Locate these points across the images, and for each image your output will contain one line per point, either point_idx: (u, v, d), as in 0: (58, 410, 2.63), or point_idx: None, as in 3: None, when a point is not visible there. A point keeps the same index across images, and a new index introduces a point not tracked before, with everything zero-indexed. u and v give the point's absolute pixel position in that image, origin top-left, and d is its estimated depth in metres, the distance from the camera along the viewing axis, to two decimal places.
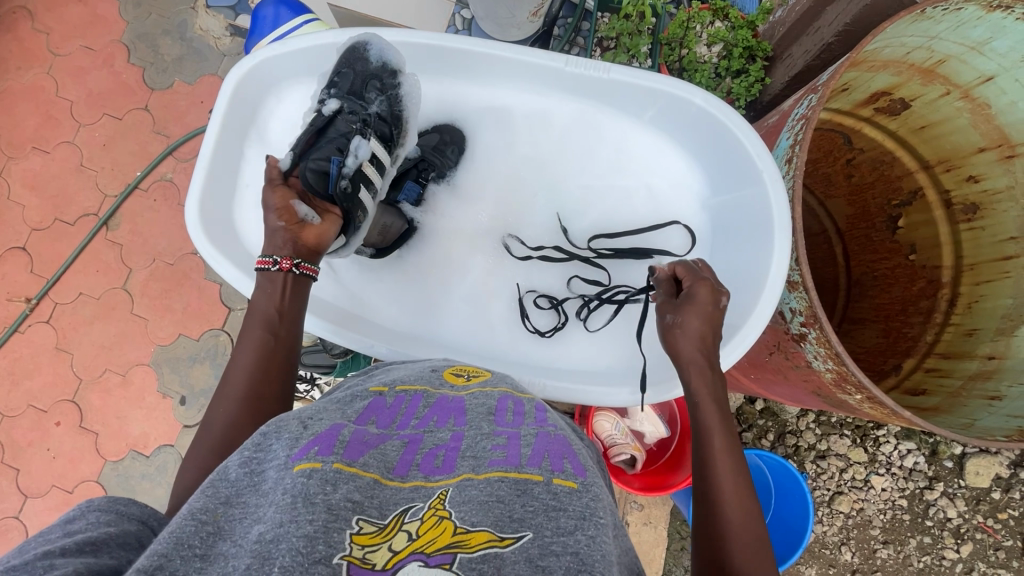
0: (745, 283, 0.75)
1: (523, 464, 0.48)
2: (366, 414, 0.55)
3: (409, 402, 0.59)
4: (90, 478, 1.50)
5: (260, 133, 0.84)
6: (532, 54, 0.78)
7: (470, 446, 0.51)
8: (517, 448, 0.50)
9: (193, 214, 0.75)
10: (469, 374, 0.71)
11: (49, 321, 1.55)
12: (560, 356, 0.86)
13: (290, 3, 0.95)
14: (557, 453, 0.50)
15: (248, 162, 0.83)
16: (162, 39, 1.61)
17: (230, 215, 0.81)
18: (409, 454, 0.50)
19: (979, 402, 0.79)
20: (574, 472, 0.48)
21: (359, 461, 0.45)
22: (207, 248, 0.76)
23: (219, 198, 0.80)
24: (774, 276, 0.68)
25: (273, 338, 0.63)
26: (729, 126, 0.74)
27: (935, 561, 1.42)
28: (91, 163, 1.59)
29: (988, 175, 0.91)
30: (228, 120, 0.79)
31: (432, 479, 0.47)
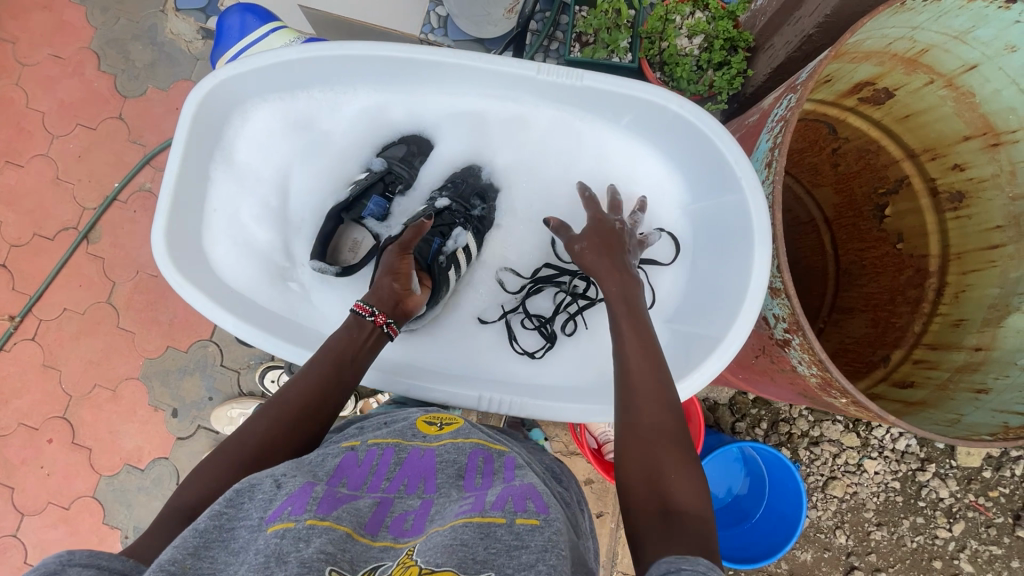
0: (725, 295, 0.73)
1: (487, 509, 0.51)
2: (337, 471, 0.57)
3: (380, 457, 0.62)
4: (86, 493, 1.49)
5: (227, 154, 0.82)
6: (504, 61, 0.75)
7: (438, 510, 0.54)
8: (482, 499, 0.54)
9: (160, 242, 0.74)
10: (442, 423, 0.72)
11: (34, 339, 1.53)
12: (544, 374, 0.84)
13: (257, 10, 0.93)
14: (519, 496, 0.54)
15: (216, 185, 0.81)
16: (132, 44, 1.56)
17: (199, 240, 0.80)
18: (380, 513, 0.53)
19: (966, 395, 0.79)
20: (536, 511, 0.52)
21: (332, 515, 0.48)
22: (175, 277, 0.75)
23: (186, 223, 0.78)
24: (755, 286, 0.67)
25: (336, 377, 0.67)
26: (705, 133, 0.72)
27: (928, 540, 1.43)
28: (66, 176, 1.56)
29: (973, 163, 0.90)
30: (192, 143, 0.77)
31: (402, 541, 0.50)
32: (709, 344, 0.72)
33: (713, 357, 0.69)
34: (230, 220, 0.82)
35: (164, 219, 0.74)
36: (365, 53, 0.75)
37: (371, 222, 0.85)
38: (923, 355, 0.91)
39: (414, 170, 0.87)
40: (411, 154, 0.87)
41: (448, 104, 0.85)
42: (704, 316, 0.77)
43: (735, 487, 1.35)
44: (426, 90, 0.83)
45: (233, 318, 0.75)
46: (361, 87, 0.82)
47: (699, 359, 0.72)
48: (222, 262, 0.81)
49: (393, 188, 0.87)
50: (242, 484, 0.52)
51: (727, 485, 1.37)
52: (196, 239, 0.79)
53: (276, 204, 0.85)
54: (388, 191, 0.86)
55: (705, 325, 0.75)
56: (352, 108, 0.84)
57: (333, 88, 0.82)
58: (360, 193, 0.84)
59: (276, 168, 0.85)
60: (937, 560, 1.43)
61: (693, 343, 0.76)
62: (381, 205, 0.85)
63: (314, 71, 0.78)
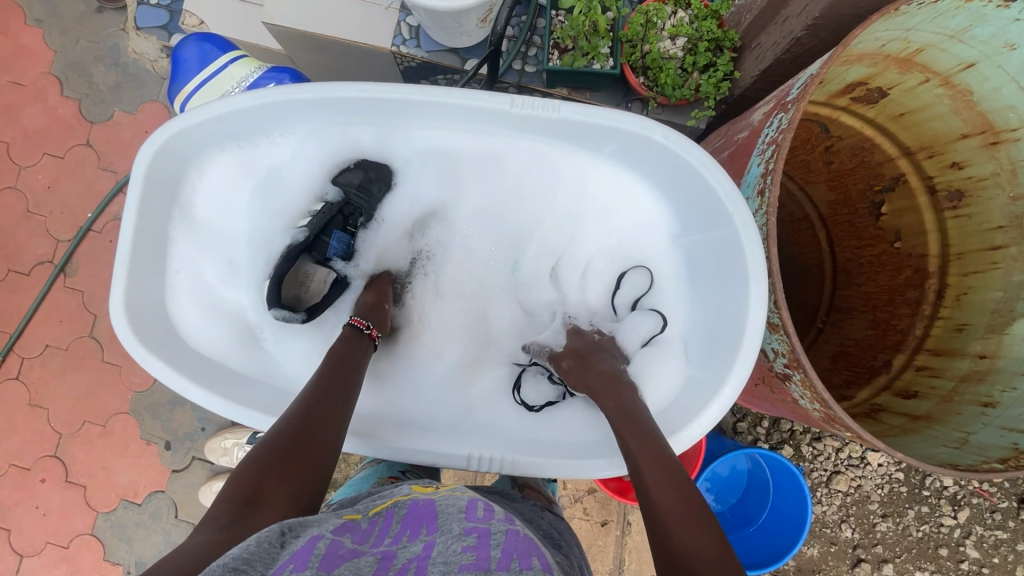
0: (722, 337, 0.70)
1: (492, 569, 0.49)
2: (339, 531, 0.57)
3: (382, 522, 0.61)
4: (84, 531, 1.45)
5: (185, 212, 0.78)
6: (473, 96, 0.71)
7: (441, 552, 0.52)
8: (486, 551, 0.52)
9: (120, 316, 0.70)
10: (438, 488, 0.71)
11: (18, 377, 1.48)
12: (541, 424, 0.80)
13: (215, 39, 0.87)
14: (524, 554, 0.52)
15: (176, 246, 0.78)
16: (94, 66, 1.49)
17: (163, 307, 0.77)
18: (383, 572, 0.51)
19: (973, 410, 0.77)
20: (543, 567, 0.51)
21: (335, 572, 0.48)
22: (139, 351, 0.72)
23: (146, 291, 0.75)
24: (752, 329, 0.64)
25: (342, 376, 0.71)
26: (692, 163, 0.69)
27: (934, 529, 1.41)
28: (37, 208, 1.49)
29: (972, 162, 0.87)
30: (146, 206, 0.73)
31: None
32: (708, 388, 0.69)
33: (713, 405, 0.67)
34: (194, 282, 0.80)
35: (124, 294, 0.71)
36: (323, 96, 0.71)
37: (338, 260, 0.86)
38: (926, 362, 0.89)
39: (372, 198, 0.84)
40: (368, 181, 0.82)
41: (419, 141, 0.80)
42: (702, 356, 0.74)
43: (739, 465, 1.36)
44: (395, 128, 0.79)
45: (204, 391, 0.72)
46: (324, 128, 0.78)
47: (699, 405, 0.69)
48: (189, 327, 0.79)
49: (354, 221, 0.86)
50: (255, 537, 0.49)
51: (731, 463, 1.37)
52: (160, 308, 0.77)
53: (238, 259, 0.83)
54: (349, 226, 0.86)
55: (703, 366, 0.73)
56: (317, 153, 0.81)
57: (291, 133, 0.78)
58: (321, 230, 0.82)
59: (237, 222, 0.82)
60: (943, 547, 1.42)
61: (691, 386, 0.73)
62: (343, 241, 0.84)
63: (269, 118, 0.75)
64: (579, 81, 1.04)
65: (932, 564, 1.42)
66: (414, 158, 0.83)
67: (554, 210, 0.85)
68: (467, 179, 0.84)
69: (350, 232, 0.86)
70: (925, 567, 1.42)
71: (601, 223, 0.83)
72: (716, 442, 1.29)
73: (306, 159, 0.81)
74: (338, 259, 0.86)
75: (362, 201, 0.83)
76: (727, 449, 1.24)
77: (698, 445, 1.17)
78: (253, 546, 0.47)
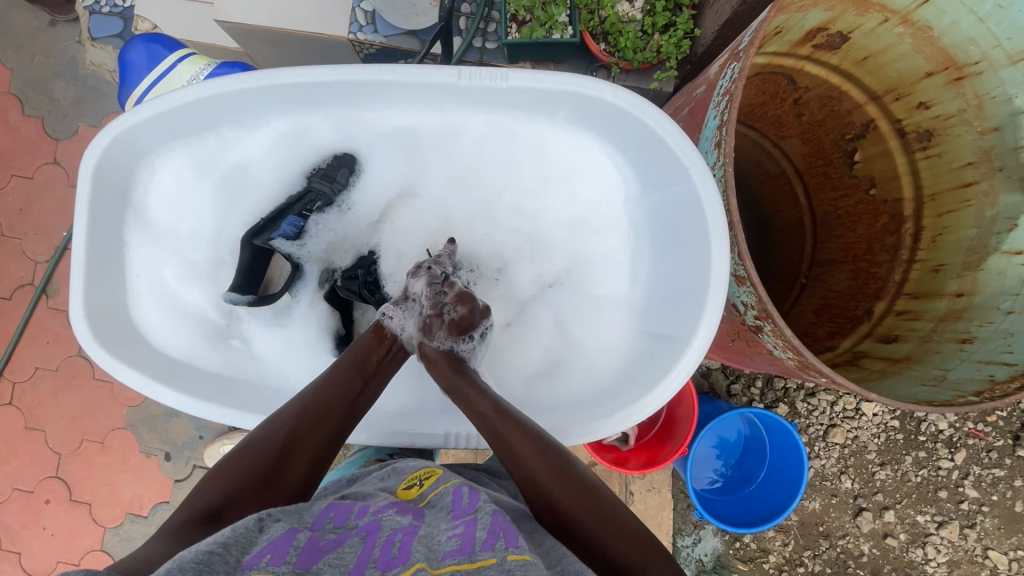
0: (686, 290, 0.72)
1: (476, 552, 0.50)
2: (322, 517, 0.59)
3: (367, 503, 0.63)
4: (93, 548, 1.45)
5: (139, 215, 0.78)
6: (419, 73, 0.70)
7: (425, 536, 0.55)
8: (472, 534, 0.53)
9: (80, 325, 0.71)
10: (421, 481, 0.70)
11: (10, 403, 1.46)
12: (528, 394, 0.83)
13: (162, 39, 0.86)
14: (510, 533, 0.52)
15: (134, 249, 0.78)
16: (53, 82, 1.45)
17: (127, 313, 0.78)
18: (366, 551, 0.53)
19: (951, 346, 0.78)
20: (530, 549, 0.50)
21: (313, 569, 0.48)
22: (103, 357, 0.72)
23: (106, 298, 0.75)
24: (715, 283, 0.66)
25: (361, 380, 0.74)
26: (646, 121, 0.69)
27: (932, 474, 1.41)
28: (11, 231, 1.45)
29: (938, 100, 0.86)
30: (96, 211, 0.72)
31: (388, 573, 0.49)
32: (677, 345, 0.71)
33: (683, 361, 0.69)
34: (157, 286, 0.80)
35: (83, 305, 0.71)
36: (268, 85, 0.70)
37: (283, 242, 0.85)
38: (905, 305, 0.89)
39: (336, 185, 0.85)
40: (332, 169, 0.84)
41: (376, 122, 0.80)
42: (669, 314, 0.75)
43: (726, 435, 1.40)
44: (350, 111, 0.78)
45: (175, 394, 0.73)
46: (278, 119, 0.78)
47: (669, 362, 0.71)
48: (154, 331, 0.80)
49: (313, 206, 0.86)
50: (230, 527, 0.51)
51: (719, 434, 1.39)
52: (124, 315, 0.77)
53: (200, 259, 0.83)
54: (306, 210, 0.86)
55: (672, 324, 0.74)
56: (278, 146, 0.81)
57: (240, 126, 0.78)
58: (277, 215, 0.84)
59: (196, 221, 0.82)
60: (943, 490, 1.41)
61: (661, 345, 0.75)
62: (296, 225, 0.84)
63: (216, 112, 0.74)
64: (541, 52, 1.01)
65: (933, 507, 1.41)
66: (376, 140, 0.83)
67: (517, 177, 0.85)
68: (429, 155, 0.85)
69: (306, 217, 0.86)
70: (927, 511, 1.41)
71: (564, 190, 0.84)
72: (710, 405, 1.29)
73: (263, 151, 0.81)
74: (283, 240, 0.84)
75: (323, 187, 0.84)
76: (721, 411, 1.24)
77: (691, 410, 1.17)
78: (231, 531, 0.49)
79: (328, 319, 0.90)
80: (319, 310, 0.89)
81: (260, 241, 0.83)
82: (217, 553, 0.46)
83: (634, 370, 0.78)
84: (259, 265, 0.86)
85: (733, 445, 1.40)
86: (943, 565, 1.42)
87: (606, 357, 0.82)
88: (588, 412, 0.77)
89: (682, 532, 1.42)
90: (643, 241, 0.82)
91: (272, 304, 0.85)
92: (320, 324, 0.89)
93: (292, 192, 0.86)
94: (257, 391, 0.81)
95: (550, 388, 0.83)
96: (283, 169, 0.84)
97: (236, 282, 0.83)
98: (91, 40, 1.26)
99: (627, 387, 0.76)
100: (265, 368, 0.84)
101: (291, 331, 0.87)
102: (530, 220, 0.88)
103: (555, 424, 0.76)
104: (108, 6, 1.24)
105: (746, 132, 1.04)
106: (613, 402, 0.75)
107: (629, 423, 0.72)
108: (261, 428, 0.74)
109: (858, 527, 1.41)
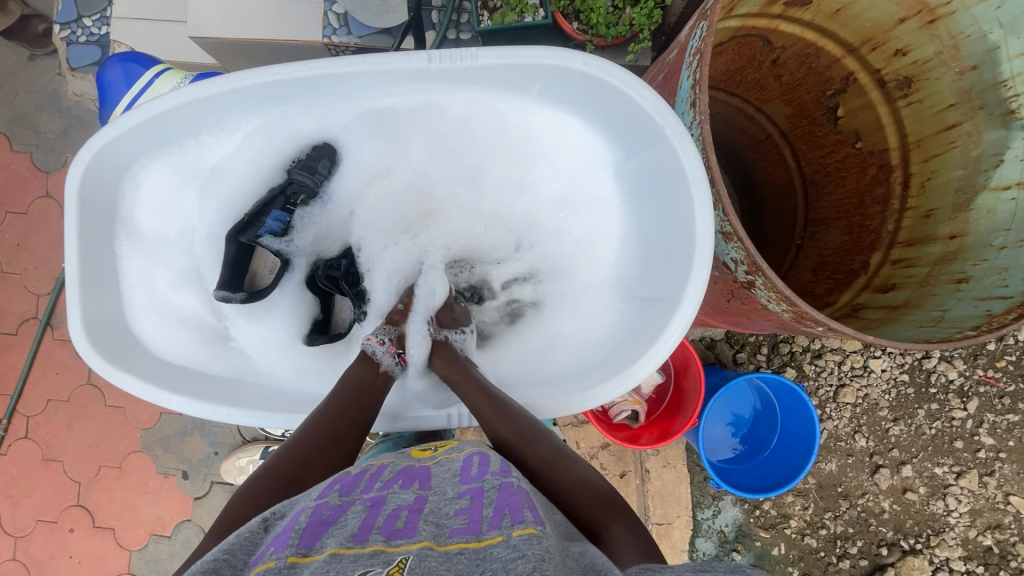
0: (677, 247, 0.74)
1: (483, 531, 0.51)
2: (330, 485, 0.60)
3: (374, 471, 0.65)
4: (121, 571, 1.46)
5: (128, 226, 0.78)
6: (390, 59, 0.71)
7: (433, 512, 0.56)
8: (478, 512, 0.54)
9: (79, 338, 0.72)
10: (436, 448, 0.74)
11: (27, 437, 1.47)
12: (543, 363, 0.85)
13: (137, 57, 0.87)
14: (516, 506, 0.53)
15: (126, 260, 0.79)
16: (38, 115, 1.46)
17: (125, 323, 0.79)
18: (371, 517, 0.54)
19: (948, 288, 0.80)
20: (535, 520, 0.51)
21: (315, 547, 0.49)
22: (104, 366, 0.74)
23: (105, 310, 0.76)
24: (703, 241, 0.67)
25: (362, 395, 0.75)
26: (619, 85, 0.70)
27: (946, 425, 1.40)
28: (11, 267, 1.45)
29: (915, 46, 0.85)
30: (84, 225, 0.73)
31: (393, 543, 0.50)
32: (669, 304, 0.73)
33: (677, 318, 0.70)
34: (151, 295, 0.81)
35: (81, 316, 0.73)
36: (239, 86, 0.71)
37: (271, 238, 0.85)
38: (900, 254, 0.89)
39: (318, 176, 0.85)
40: (312, 161, 0.84)
41: (356, 111, 0.81)
42: (660, 277, 0.77)
43: (741, 413, 1.39)
44: (330, 103, 0.79)
45: (178, 397, 0.75)
46: (259, 116, 0.78)
47: (663, 322, 0.73)
48: (154, 338, 0.80)
49: (296, 199, 0.86)
50: (235, 532, 0.52)
51: (733, 411, 1.39)
52: (121, 325, 0.78)
53: (191, 264, 0.84)
54: (291, 204, 0.86)
55: (662, 284, 0.76)
56: (261, 143, 0.82)
57: (217, 130, 0.78)
58: (261, 209, 0.84)
59: (183, 227, 0.83)
60: (958, 440, 1.40)
61: (652, 307, 0.77)
62: (281, 219, 0.85)
63: (198, 117, 0.75)
64: (516, 37, 1.01)
65: (950, 458, 1.41)
66: (357, 130, 0.84)
67: (501, 151, 0.86)
68: (411, 134, 0.85)
69: (291, 211, 0.87)
70: (944, 462, 1.41)
71: (548, 161, 0.85)
72: (718, 375, 1.29)
73: (242, 149, 0.81)
74: (271, 237, 0.85)
75: (305, 180, 0.83)
76: (727, 378, 1.24)
77: (698, 380, 1.17)
78: (235, 539, 0.51)
79: (311, 307, 0.92)
80: (305, 300, 0.91)
81: (246, 237, 0.83)
82: (224, 560, 0.48)
83: (628, 328, 0.80)
84: (246, 260, 0.86)
85: (743, 416, 1.39)
86: (966, 515, 1.41)
87: (597, 325, 0.84)
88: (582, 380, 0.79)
89: (702, 505, 1.41)
90: (632, 203, 0.83)
91: (262, 298, 0.85)
92: (302, 309, 0.90)
93: (272, 185, 0.86)
94: (257, 389, 0.82)
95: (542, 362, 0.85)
96: (256, 165, 0.84)
97: (223, 280, 0.83)
98: (70, 71, 1.26)
99: (632, 339, 0.77)
100: (264, 368, 0.85)
101: (274, 325, 0.88)
102: (522, 194, 0.89)
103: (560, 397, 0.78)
104: (85, 35, 1.24)
105: (728, 99, 1.05)
106: (610, 364, 0.77)
107: (625, 387, 0.73)
108: (268, 424, 0.76)
109: (876, 485, 1.41)
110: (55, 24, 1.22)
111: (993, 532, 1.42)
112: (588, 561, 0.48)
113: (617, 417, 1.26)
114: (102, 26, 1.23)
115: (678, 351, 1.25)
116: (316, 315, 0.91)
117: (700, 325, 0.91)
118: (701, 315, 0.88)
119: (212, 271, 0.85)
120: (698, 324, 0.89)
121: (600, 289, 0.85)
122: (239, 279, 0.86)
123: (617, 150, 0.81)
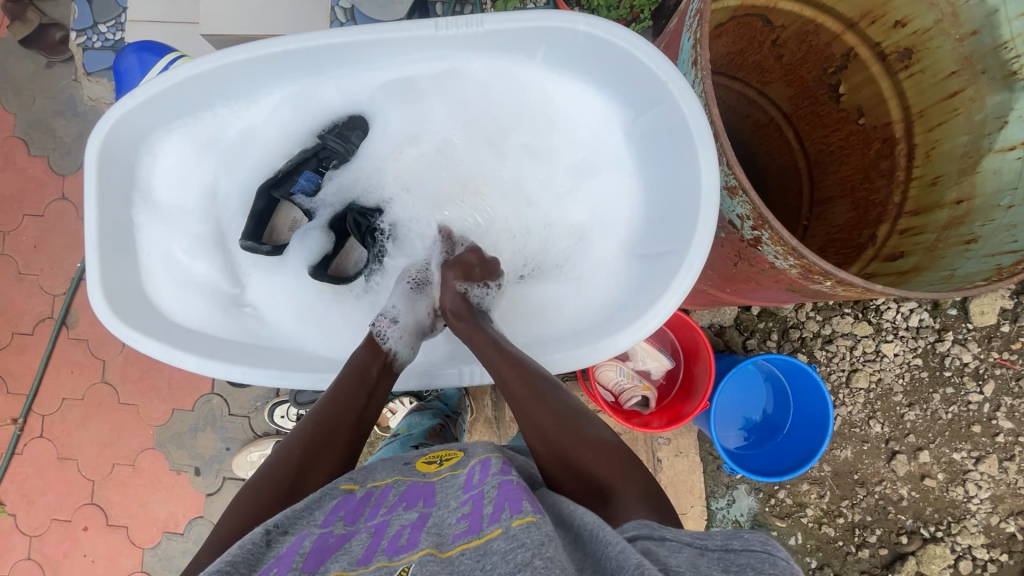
0: (682, 209, 0.75)
1: (484, 527, 0.52)
2: (335, 508, 0.61)
3: (381, 491, 0.65)
4: (135, 569, 1.46)
5: (144, 195, 0.81)
6: (398, 29, 0.74)
7: (436, 523, 0.56)
8: (480, 512, 0.55)
9: (99, 302, 0.74)
10: (441, 459, 0.73)
11: (42, 436, 1.49)
12: (552, 321, 0.87)
13: (150, 46, 0.90)
14: (514, 500, 0.54)
15: (143, 226, 0.81)
16: (55, 120, 1.49)
17: (142, 287, 0.81)
18: (375, 542, 0.55)
19: (956, 249, 0.81)
20: (532, 509, 0.52)
21: (318, 571, 0.51)
22: (121, 328, 0.76)
23: (124, 274, 0.79)
24: (709, 196, 0.69)
25: (360, 405, 0.75)
26: (621, 45, 0.72)
27: (962, 409, 1.38)
28: (28, 269, 1.48)
29: (913, 16, 0.86)
30: (103, 190, 0.75)
31: (395, 559, 0.51)
32: (676, 256, 0.73)
33: (682, 272, 0.71)
34: (168, 261, 0.83)
35: (99, 279, 0.75)
36: (252, 57, 0.73)
37: (302, 197, 0.88)
38: (907, 223, 0.89)
39: (350, 146, 0.88)
40: (345, 129, 0.87)
41: (376, 80, 0.82)
42: (664, 237, 0.78)
43: (752, 416, 1.37)
44: (347, 74, 0.81)
45: (195, 356, 0.77)
46: (282, 87, 0.81)
47: (668, 277, 0.74)
48: (167, 303, 0.82)
49: (328, 163, 0.89)
50: (240, 542, 0.53)
51: (745, 415, 1.36)
52: (138, 291, 0.80)
53: (207, 232, 0.86)
54: (322, 167, 0.89)
55: (668, 241, 0.77)
56: (290, 113, 0.84)
57: (236, 102, 0.80)
58: (293, 168, 0.87)
59: (199, 197, 0.85)
60: (976, 424, 1.38)
61: (658, 263, 0.78)
62: (313, 180, 0.87)
63: (213, 87, 0.77)
64: None
65: (968, 443, 1.38)
66: (376, 102, 0.86)
67: (513, 121, 0.88)
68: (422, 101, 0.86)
69: (322, 173, 0.90)
70: (963, 448, 1.38)
71: (564, 129, 0.87)
72: (727, 359, 1.28)
73: (264, 116, 0.83)
74: (302, 195, 0.88)
75: (339, 147, 0.86)
76: (736, 362, 1.23)
77: (708, 365, 1.16)
78: (239, 550, 0.52)
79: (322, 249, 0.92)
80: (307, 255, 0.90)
81: (279, 192, 0.87)
82: (228, 572, 0.49)
83: (636, 285, 0.81)
84: (268, 214, 0.89)
85: (738, 424, 1.37)
86: (987, 502, 1.38)
87: (611, 282, 0.85)
88: (592, 334, 0.80)
89: (716, 496, 1.39)
90: (644, 161, 0.83)
91: (283, 252, 0.89)
92: (315, 249, 0.90)
93: (305, 147, 0.88)
94: (267, 352, 0.83)
95: (560, 316, 0.87)
96: (285, 133, 0.86)
97: (248, 229, 0.86)
98: (86, 75, 1.29)
99: (651, 276, 0.78)
100: (274, 330, 0.87)
101: (286, 293, 0.90)
102: (541, 164, 0.90)
103: (576, 348, 0.79)
104: (100, 40, 1.27)
105: (730, 84, 1.06)
106: (625, 312, 0.78)
107: (641, 334, 0.74)
108: (282, 382, 0.79)
109: (893, 472, 1.39)
110: (72, 30, 1.26)
111: (1017, 519, 1.38)
112: (585, 533, 0.51)
113: (628, 403, 1.25)
114: (117, 31, 1.26)
115: (687, 336, 1.24)
116: (326, 256, 0.92)
117: (709, 297, 0.91)
118: (708, 288, 0.89)
119: (236, 225, 0.88)
120: (707, 299, 0.90)
121: (604, 247, 0.88)
122: (259, 232, 0.89)
123: (627, 112, 0.82)
